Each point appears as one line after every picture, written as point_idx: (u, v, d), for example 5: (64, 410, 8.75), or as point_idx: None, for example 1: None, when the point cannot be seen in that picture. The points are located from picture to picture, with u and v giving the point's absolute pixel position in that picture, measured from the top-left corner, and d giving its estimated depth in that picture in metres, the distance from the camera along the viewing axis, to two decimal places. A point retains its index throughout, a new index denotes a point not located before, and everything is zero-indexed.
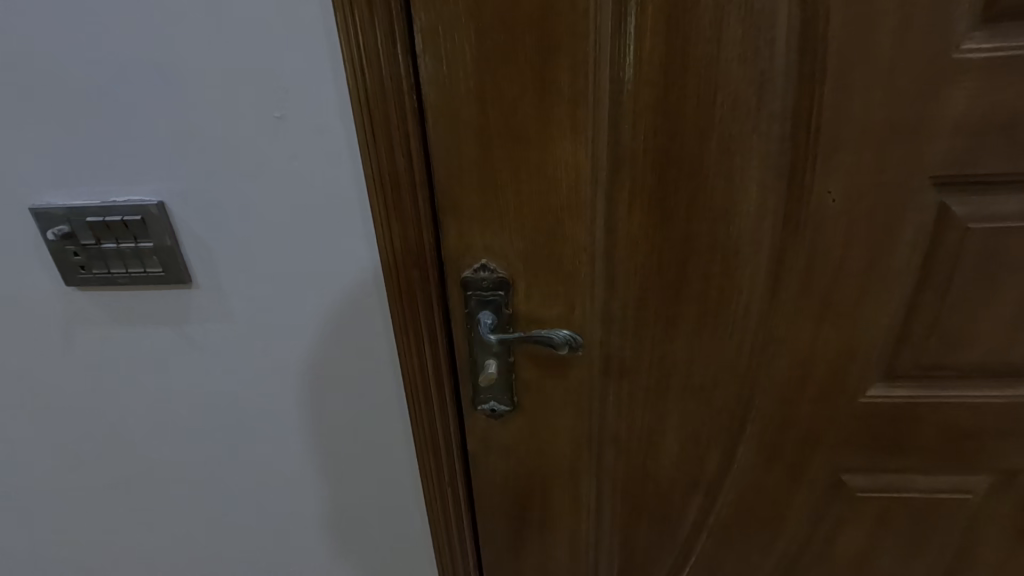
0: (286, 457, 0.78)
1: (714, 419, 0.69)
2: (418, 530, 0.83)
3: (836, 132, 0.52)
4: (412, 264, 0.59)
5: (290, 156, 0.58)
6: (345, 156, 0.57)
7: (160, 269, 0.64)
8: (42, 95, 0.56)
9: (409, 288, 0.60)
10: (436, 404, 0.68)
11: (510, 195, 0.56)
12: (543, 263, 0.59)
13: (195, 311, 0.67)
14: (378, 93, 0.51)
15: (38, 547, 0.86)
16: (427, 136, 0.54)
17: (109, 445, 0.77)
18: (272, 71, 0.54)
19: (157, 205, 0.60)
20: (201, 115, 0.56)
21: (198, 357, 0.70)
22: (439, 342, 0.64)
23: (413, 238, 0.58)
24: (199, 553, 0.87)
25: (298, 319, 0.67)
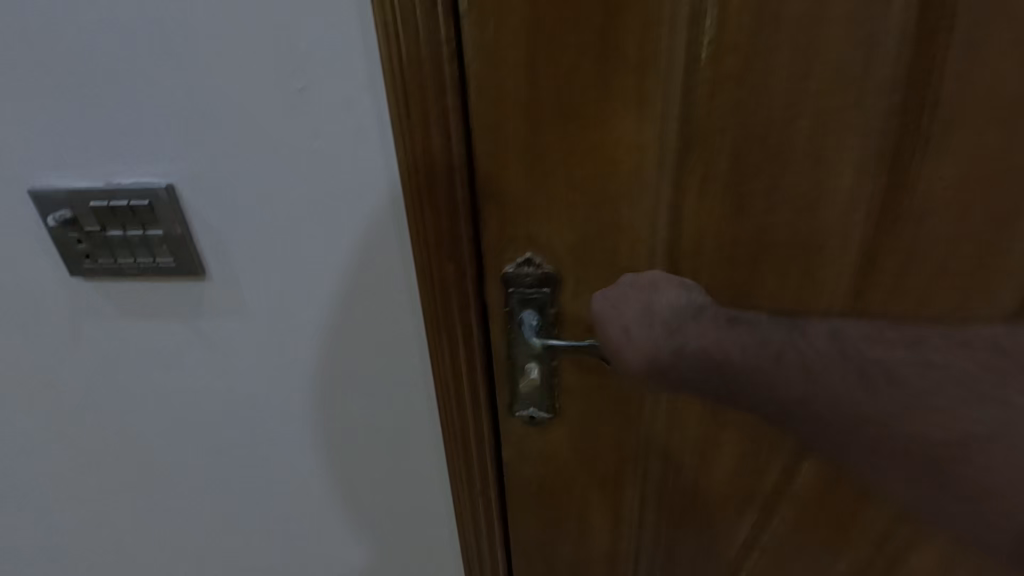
0: (307, 460, 0.73)
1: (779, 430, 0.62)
2: (444, 534, 0.78)
3: (955, 106, 0.43)
4: (448, 257, 0.52)
5: (312, 134, 0.51)
6: (374, 133, 0.51)
7: (170, 259, 0.58)
8: (36, 64, 0.50)
9: (443, 284, 0.54)
10: (467, 410, 0.62)
11: (561, 180, 0.49)
12: (595, 256, 0.52)
13: (209, 305, 0.62)
14: (414, 60, 0.44)
15: (51, 543, 0.83)
16: (468, 111, 0.47)
17: (122, 444, 0.72)
18: (292, 35, 0.47)
19: (166, 188, 0.54)
20: (213, 89, 0.50)
21: (212, 353, 0.65)
22: (475, 344, 0.58)
23: (449, 228, 0.51)
24: (216, 553, 0.83)
25: (321, 313, 0.61)
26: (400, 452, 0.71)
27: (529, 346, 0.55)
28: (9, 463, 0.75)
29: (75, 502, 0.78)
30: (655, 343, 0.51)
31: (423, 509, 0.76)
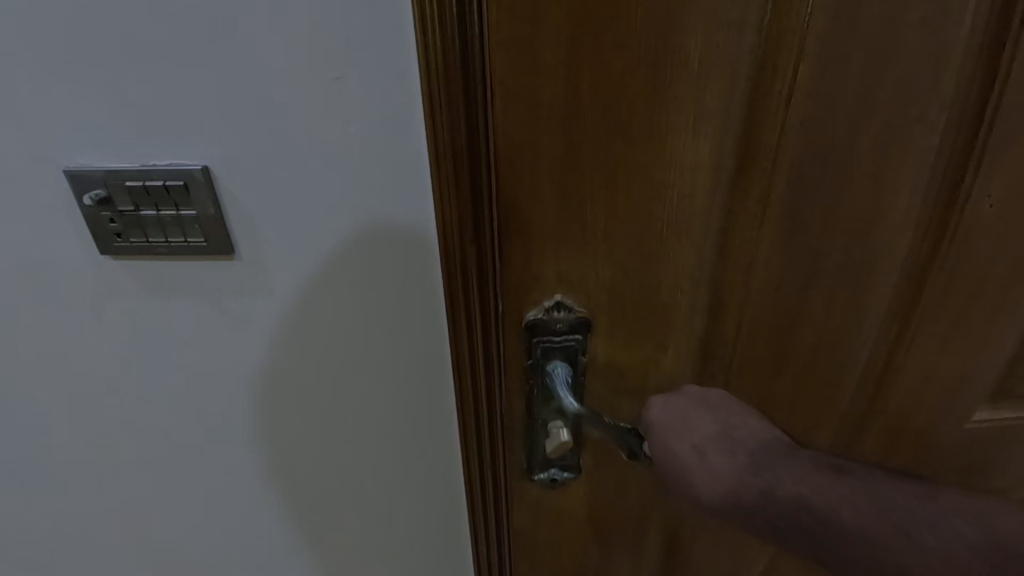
0: (324, 445, 0.73)
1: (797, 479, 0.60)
2: (457, 522, 0.79)
3: (1011, 122, 0.43)
4: (470, 264, 0.49)
5: (348, 120, 0.51)
6: (409, 122, 0.51)
7: (202, 239, 0.58)
8: (75, 38, 0.48)
9: (464, 295, 0.51)
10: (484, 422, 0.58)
11: (598, 202, 0.44)
12: (632, 294, 0.48)
13: (236, 286, 0.61)
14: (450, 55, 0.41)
15: (62, 527, 0.81)
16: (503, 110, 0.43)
17: (142, 428, 0.72)
18: (337, 21, 0.47)
19: (202, 170, 0.54)
20: (253, 71, 0.49)
21: (239, 335, 0.65)
22: (495, 378, 0.53)
23: (469, 233, 0.47)
24: (230, 540, 0.83)
25: (350, 304, 0.62)
26: (417, 441, 0.71)
27: (564, 406, 0.50)
28: (25, 444, 0.74)
29: (89, 487, 0.77)
30: (735, 478, 0.49)
31: (440, 503, 0.77)
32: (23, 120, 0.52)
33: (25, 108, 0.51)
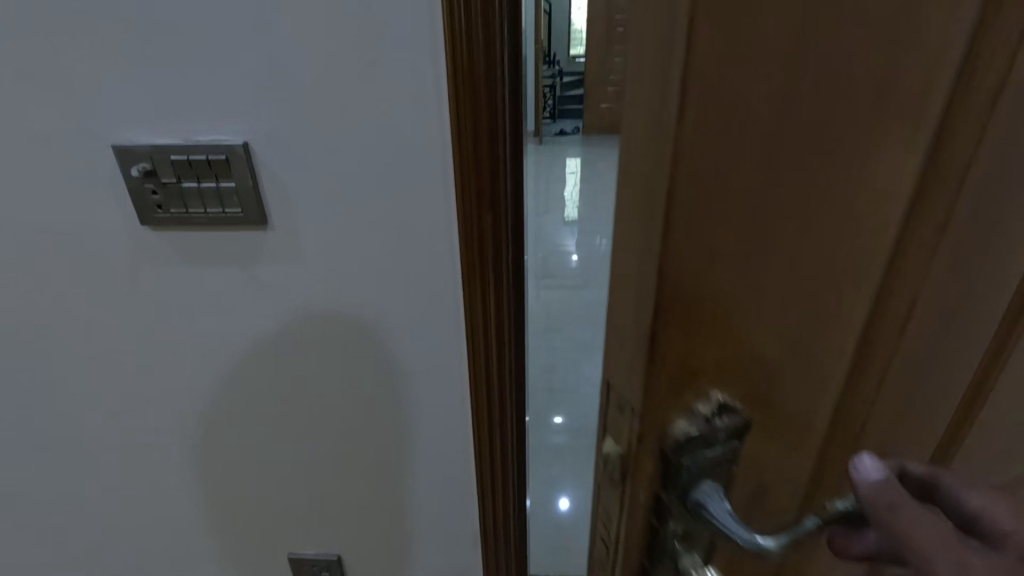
0: (340, 415, 0.71)
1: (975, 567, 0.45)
2: (469, 505, 0.78)
3: None
4: (491, 229, 0.56)
5: (380, 100, 0.51)
6: (435, 104, 0.51)
7: (239, 210, 0.57)
8: (121, 15, 0.48)
9: (485, 258, 0.57)
10: (495, 375, 0.65)
11: (804, 266, 0.27)
12: (805, 390, 0.31)
13: (269, 256, 0.60)
14: (471, 50, 0.48)
15: (91, 507, 0.82)
16: (514, 95, 0.52)
17: (169, 407, 0.72)
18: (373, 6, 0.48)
19: (243, 145, 0.53)
20: (297, 46, 0.49)
21: (271, 306, 0.63)
22: (506, 334, 0.63)
23: (489, 203, 0.54)
24: (257, 519, 0.82)
25: (378, 279, 0.61)
26: (430, 420, 0.70)
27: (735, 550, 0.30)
28: (52, 426, 0.74)
29: (116, 468, 0.78)
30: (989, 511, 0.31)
31: (455, 484, 0.76)
32: (69, 95, 0.52)
33: (72, 84, 0.51)
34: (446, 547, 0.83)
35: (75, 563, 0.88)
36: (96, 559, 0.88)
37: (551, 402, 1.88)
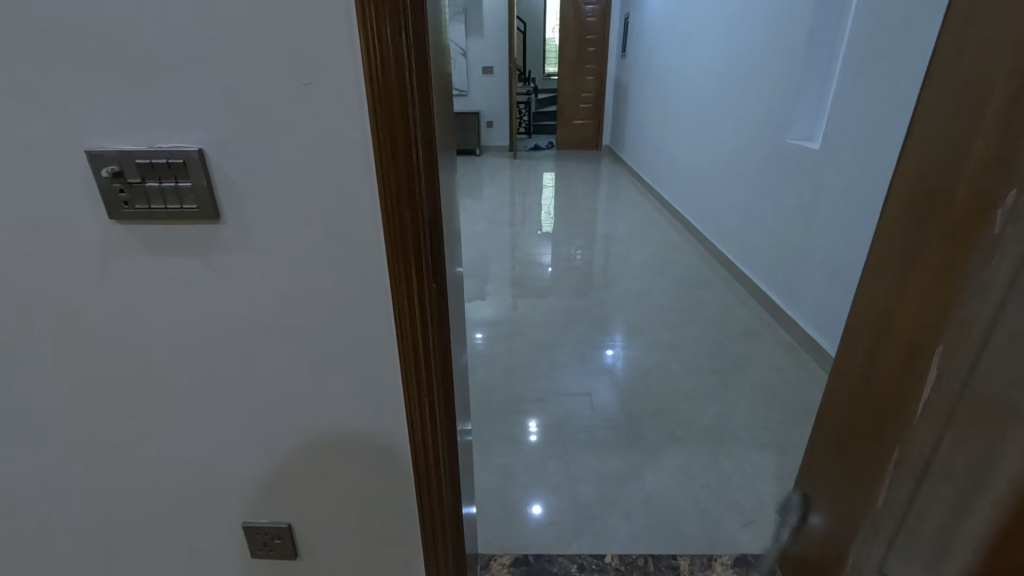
0: (286, 393, 0.80)
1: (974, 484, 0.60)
2: (405, 473, 0.88)
3: None
4: (411, 222, 0.67)
5: (313, 116, 0.62)
6: (359, 119, 0.62)
7: (194, 205, 0.67)
8: (96, 43, 0.59)
9: (407, 247, 0.69)
10: (422, 346, 0.76)
11: None
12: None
13: (220, 245, 0.70)
14: (385, 79, 0.60)
15: (54, 482, 0.88)
16: (423, 113, 0.63)
17: (130, 386, 0.80)
18: (305, 41, 0.59)
19: (198, 151, 0.64)
20: (243, 73, 0.60)
21: (221, 291, 0.73)
22: (428, 310, 0.74)
23: (407, 202, 0.66)
24: (211, 493, 0.89)
25: (316, 267, 0.71)
26: (367, 393, 0.80)
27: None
28: (20, 403, 0.81)
29: (79, 445, 0.85)
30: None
31: (389, 452, 0.86)
32: (49, 106, 0.62)
33: (51, 97, 0.62)
34: (386, 513, 0.92)
35: (37, 543, 0.94)
36: (58, 539, 0.94)
37: (512, 402, 1.96)
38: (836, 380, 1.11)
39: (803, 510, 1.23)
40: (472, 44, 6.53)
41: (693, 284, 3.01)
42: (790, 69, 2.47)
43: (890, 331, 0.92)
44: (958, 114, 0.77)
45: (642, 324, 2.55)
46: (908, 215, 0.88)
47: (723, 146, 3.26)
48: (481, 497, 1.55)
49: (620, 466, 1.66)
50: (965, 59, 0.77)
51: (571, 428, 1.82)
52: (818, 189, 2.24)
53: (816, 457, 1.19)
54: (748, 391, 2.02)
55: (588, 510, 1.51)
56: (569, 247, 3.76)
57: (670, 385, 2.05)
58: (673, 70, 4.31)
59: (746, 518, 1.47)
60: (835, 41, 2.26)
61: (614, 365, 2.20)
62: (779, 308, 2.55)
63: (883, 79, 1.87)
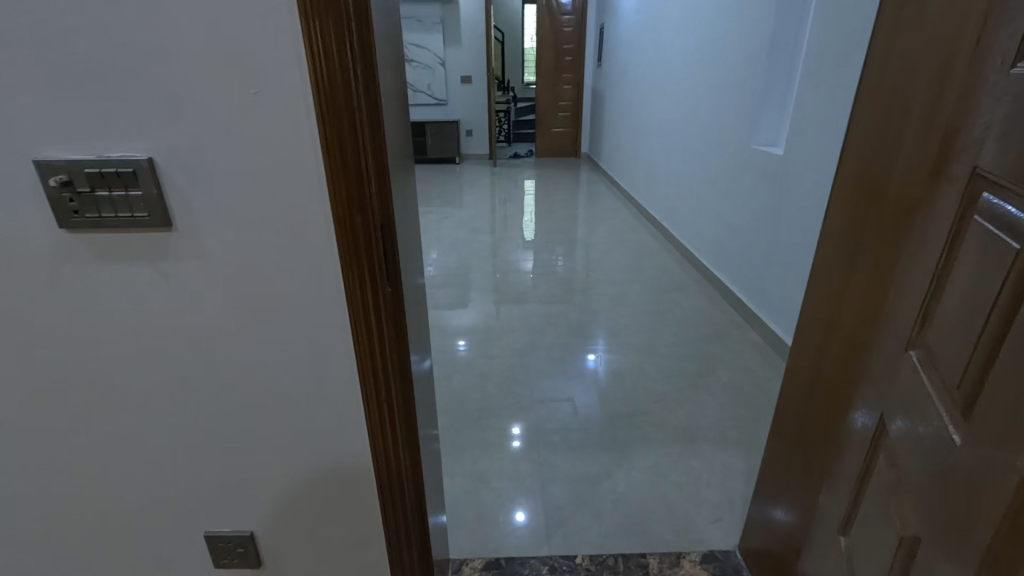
0: (244, 398, 0.81)
1: (897, 445, 0.69)
2: (366, 476, 0.88)
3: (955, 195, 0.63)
4: (362, 227, 0.69)
5: (262, 126, 0.64)
6: (307, 128, 0.64)
7: (145, 214, 0.68)
8: (41, 57, 0.60)
9: (359, 251, 0.70)
10: (378, 350, 0.77)
11: None
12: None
13: (172, 252, 0.71)
14: (331, 89, 0.61)
15: (7, 497, 0.87)
16: (371, 120, 0.65)
17: (84, 397, 0.79)
18: (251, 54, 0.60)
19: (147, 160, 0.65)
20: (191, 84, 0.62)
21: (175, 299, 0.73)
22: (382, 313, 0.75)
23: (358, 208, 0.68)
24: (170, 502, 0.89)
25: (269, 273, 0.72)
26: (326, 397, 0.81)
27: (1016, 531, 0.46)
28: None
29: (33, 457, 0.84)
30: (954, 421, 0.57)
31: (348, 457, 0.87)
32: None
33: None
34: (350, 517, 0.93)
35: None
36: (14, 554, 0.93)
37: (488, 407, 1.97)
38: (790, 376, 1.14)
39: (763, 504, 1.26)
40: (451, 54, 6.58)
41: (668, 288, 3.06)
42: (754, 79, 2.55)
43: (829, 320, 0.98)
44: (885, 115, 0.83)
45: (617, 328, 2.59)
46: (846, 214, 0.92)
47: (694, 153, 3.33)
48: (453, 503, 1.56)
49: (592, 468, 1.67)
50: (891, 68, 0.81)
51: (546, 432, 1.84)
52: (782, 194, 2.30)
53: (774, 452, 1.22)
54: (718, 390, 2.06)
55: (561, 512, 1.52)
56: (548, 253, 3.80)
57: (642, 387, 2.08)
58: (646, 79, 4.39)
59: (714, 515, 1.50)
60: (796, 52, 2.34)
61: (588, 368, 2.23)
62: (749, 310, 2.61)
63: (840, 88, 1.94)
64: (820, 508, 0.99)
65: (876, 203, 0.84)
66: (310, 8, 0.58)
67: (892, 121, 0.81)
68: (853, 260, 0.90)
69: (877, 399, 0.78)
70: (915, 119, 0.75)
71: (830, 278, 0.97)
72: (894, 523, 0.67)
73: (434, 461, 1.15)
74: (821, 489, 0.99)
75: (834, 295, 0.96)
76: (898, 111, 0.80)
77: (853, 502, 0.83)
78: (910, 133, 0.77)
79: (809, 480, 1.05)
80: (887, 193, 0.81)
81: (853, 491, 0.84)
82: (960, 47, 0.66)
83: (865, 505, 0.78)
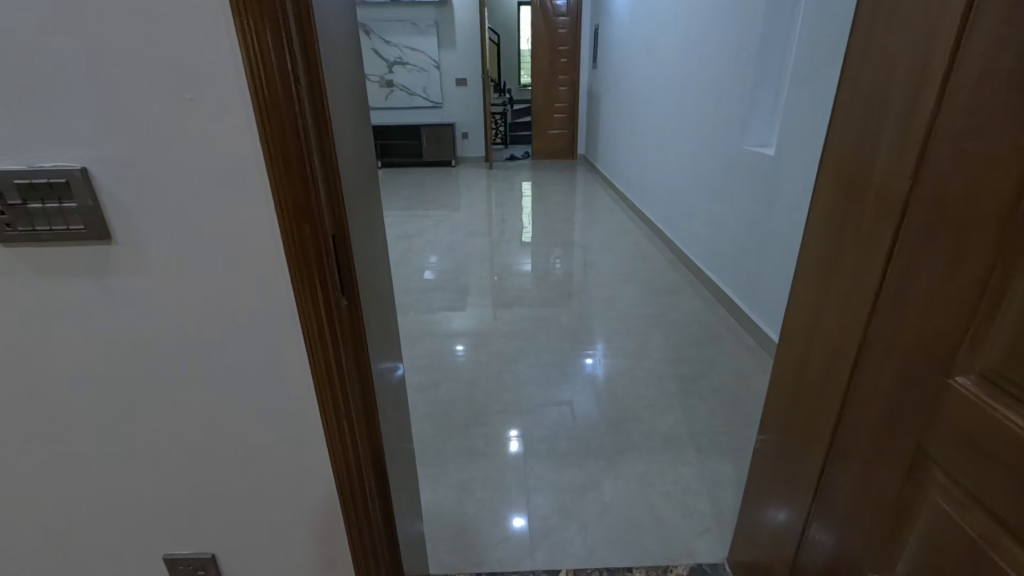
0: (198, 415, 0.78)
1: (941, 468, 0.63)
2: (329, 493, 0.85)
3: (972, 193, 0.58)
4: (312, 237, 0.65)
5: (200, 133, 0.61)
6: (246, 134, 0.61)
7: (81, 226, 0.65)
8: None
9: (308, 262, 0.66)
10: (337, 363, 0.73)
11: None
12: None
13: (113, 267, 0.67)
14: (269, 92, 0.58)
15: None
16: (317, 124, 0.62)
17: (28, 417, 0.76)
18: (186, 61, 0.57)
19: (80, 170, 0.62)
20: (124, 91, 0.59)
21: (119, 315, 0.70)
22: (337, 327, 0.71)
23: (306, 217, 0.64)
24: (125, 525, 0.86)
25: (217, 288, 0.69)
26: (283, 416, 0.78)
27: None
28: None
29: None
30: None
31: (308, 477, 0.84)
32: None
33: None
34: (314, 539, 0.90)
35: None
36: None
37: (475, 414, 1.94)
38: (773, 384, 1.11)
39: (750, 517, 1.23)
40: (445, 57, 6.56)
41: (661, 291, 3.03)
42: (745, 80, 2.52)
43: (811, 327, 0.94)
44: (858, 113, 0.79)
45: (608, 332, 2.55)
46: (825, 216, 0.88)
47: (687, 154, 3.30)
48: (435, 516, 1.51)
49: (579, 477, 1.64)
50: (865, 64, 0.77)
51: (533, 440, 1.80)
52: (774, 194, 2.27)
53: (759, 462, 1.19)
54: (709, 396, 2.02)
55: (546, 523, 1.48)
56: (542, 256, 3.76)
57: (632, 393, 2.05)
58: (640, 80, 4.36)
59: (702, 526, 1.46)
60: (785, 52, 2.31)
61: (577, 374, 2.19)
62: (742, 312, 2.57)
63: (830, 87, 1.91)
64: (811, 523, 0.95)
65: (856, 204, 0.80)
66: (243, 8, 0.54)
67: (869, 120, 0.76)
68: (836, 262, 0.86)
69: (884, 414, 0.73)
70: (893, 116, 0.71)
71: (812, 286, 0.93)
72: (956, 555, 0.61)
73: (408, 476, 1.12)
74: (810, 505, 0.95)
75: (817, 303, 0.92)
76: (874, 113, 0.76)
77: (864, 521, 0.78)
78: (888, 131, 0.72)
79: (796, 493, 1.01)
80: (869, 195, 0.77)
81: (864, 512, 0.78)
82: (940, 38, 0.62)
83: (910, 547, 0.68)
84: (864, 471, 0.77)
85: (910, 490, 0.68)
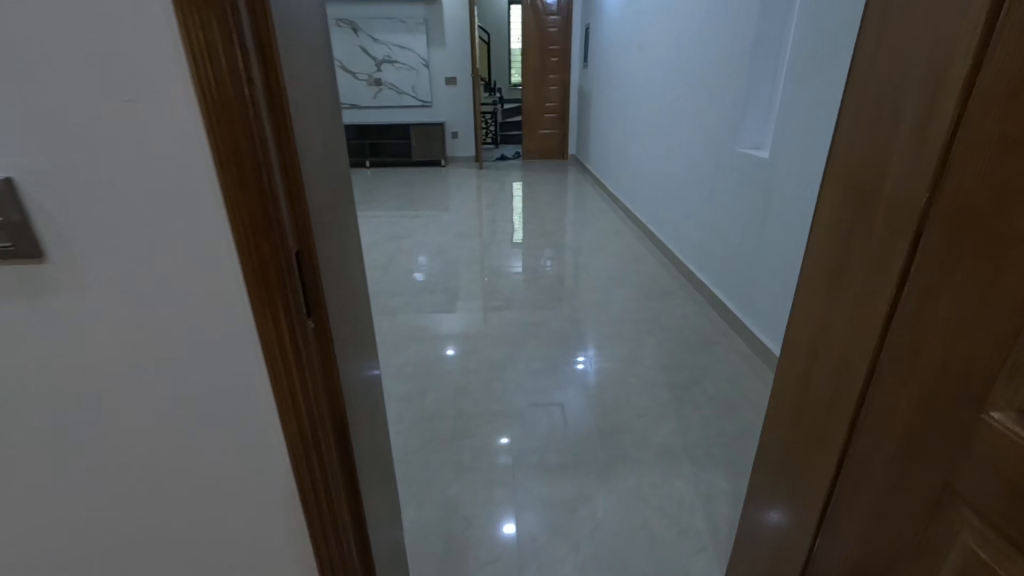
0: (151, 446, 0.71)
1: (973, 508, 0.57)
2: (298, 528, 0.79)
3: (1006, 210, 0.53)
4: (272, 256, 0.58)
5: (141, 140, 0.54)
6: (194, 141, 0.54)
7: (8, 242, 0.58)
8: None
9: (269, 283, 0.59)
10: (304, 391, 0.67)
11: None
12: None
13: (47, 287, 0.60)
14: (219, 94, 0.51)
15: None
16: (276, 130, 0.55)
17: None
18: (122, 58, 0.50)
19: (5, 180, 0.55)
20: (52, 92, 0.52)
21: (56, 339, 0.63)
22: (303, 353, 0.65)
23: (266, 233, 0.57)
24: (74, 562, 0.79)
25: (166, 310, 0.62)
26: (245, 447, 0.71)
27: None
28: None
29: None
30: None
31: (274, 511, 0.77)
32: None
33: None
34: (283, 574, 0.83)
35: None
36: None
37: (463, 425, 1.88)
38: (772, 400, 1.06)
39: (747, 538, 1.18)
40: (435, 55, 6.48)
41: (653, 295, 2.98)
42: (738, 80, 2.47)
43: (815, 345, 0.89)
44: (866, 118, 0.73)
45: (600, 337, 2.50)
46: (830, 227, 0.83)
47: (680, 155, 3.25)
48: (419, 535, 1.45)
49: (569, 492, 1.58)
50: (874, 67, 0.72)
51: (522, 452, 1.74)
52: (768, 198, 2.23)
53: (757, 482, 1.14)
54: (703, 404, 1.97)
55: (535, 541, 1.43)
56: (533, 258, 3.70)
57: (624, 401, 1.99)
58: (632, 80, 4.31)
59: (696, 544, 1.41)
60: (780, 52, 2.27)
61: (568, 382, 2.13)
62: (735, 318, 2.53)
63: (825, 89, 1.86)
64: (816, 550, 0.90)
65: (866, 216, 0.74)
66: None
67: (879, 127, 0.71)
68: (842, 277, 0.80)
69: (903, 445, 0.67)
70: (908, 122, 0.66)
71: (816, 301, 0.88)
72: None
73: (388, 500, 1.06)
74: (814, 531, 0.90)
75: (822, 318, 0.86)
76: (884, 120, 0.70)
77: (880, 557, 0.73)
78: (901, 139, 0.67)
79: (796, 517, 0.96)
80: (880, 207, 0.71)
81: (879, 547, 0.73)
82: (965, 38, 0.57)
83: None
84: (880, 503, 0.72)
85: (934, 528, 0.63)
